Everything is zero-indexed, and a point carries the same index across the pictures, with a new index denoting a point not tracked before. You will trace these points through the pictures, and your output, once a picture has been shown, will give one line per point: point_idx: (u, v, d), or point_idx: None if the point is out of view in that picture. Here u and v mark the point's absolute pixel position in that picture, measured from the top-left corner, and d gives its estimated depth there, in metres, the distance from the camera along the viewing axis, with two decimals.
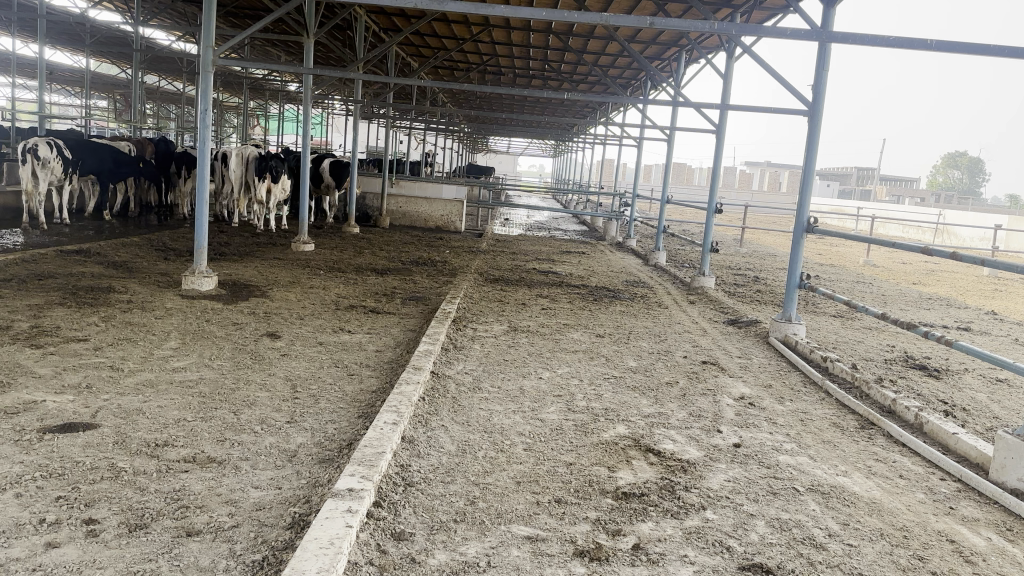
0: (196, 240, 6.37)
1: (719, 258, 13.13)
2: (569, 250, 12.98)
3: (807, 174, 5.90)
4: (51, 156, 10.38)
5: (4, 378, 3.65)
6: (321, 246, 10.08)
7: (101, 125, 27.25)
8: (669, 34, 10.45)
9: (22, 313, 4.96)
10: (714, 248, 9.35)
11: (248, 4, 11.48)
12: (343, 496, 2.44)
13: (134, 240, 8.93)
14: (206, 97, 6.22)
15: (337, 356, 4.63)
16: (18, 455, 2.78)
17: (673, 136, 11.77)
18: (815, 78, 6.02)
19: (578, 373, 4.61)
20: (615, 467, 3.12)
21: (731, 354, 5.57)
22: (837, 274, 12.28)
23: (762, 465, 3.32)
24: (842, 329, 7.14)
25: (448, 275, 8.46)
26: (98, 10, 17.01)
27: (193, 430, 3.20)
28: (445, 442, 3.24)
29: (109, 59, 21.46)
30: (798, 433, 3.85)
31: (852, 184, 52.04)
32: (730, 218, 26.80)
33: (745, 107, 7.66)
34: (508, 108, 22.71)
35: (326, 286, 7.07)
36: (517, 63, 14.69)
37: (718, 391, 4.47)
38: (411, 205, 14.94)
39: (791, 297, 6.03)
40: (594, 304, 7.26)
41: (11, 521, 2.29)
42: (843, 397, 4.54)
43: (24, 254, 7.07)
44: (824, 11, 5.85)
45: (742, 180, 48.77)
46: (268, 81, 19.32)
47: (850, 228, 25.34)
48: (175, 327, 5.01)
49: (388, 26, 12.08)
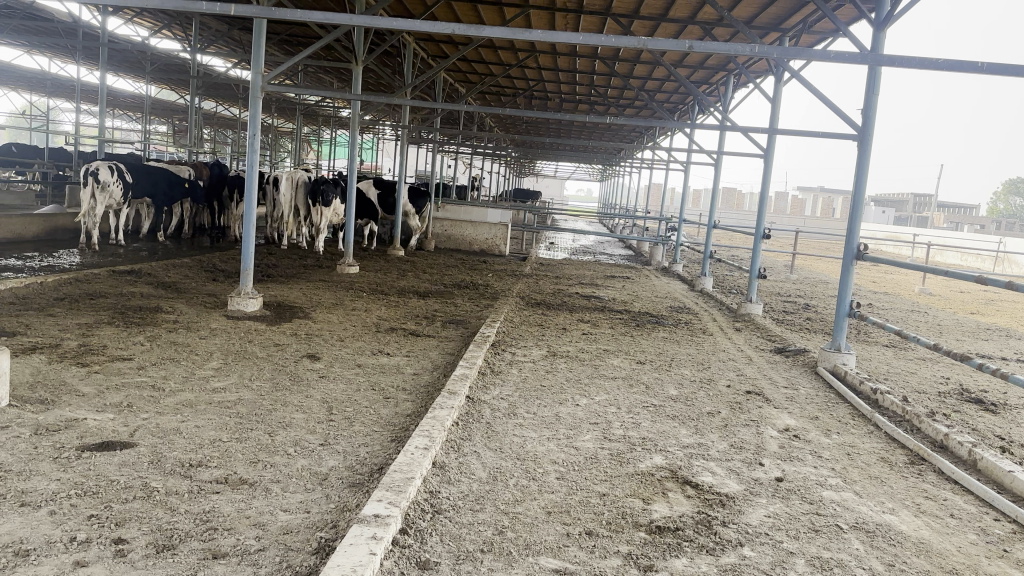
0: (243, 261, 6.46)
1: (768, 285, 12.91)
2: (614, 275, 12.88)
3: (858, 201, 5.74)
4: (111, 180, 10.70)
5: (49, 396, 3.72)
6: (366, 268, 10.18)
7: (160, 149, 28.04)
8: (716, 58, 10.39)
9: (72, 332, 5.07)
10: (761, 274, 9.16)
11: (300, 32, 11.73)
12: (368, 522, 2.41)
13: (185, 261, 9.13)
14: (255, 123, 6.33)
15: (374, 379, 4.64)
16: (55, 472, 2.82)
17: (719, 160, 11.69)
18: (864, 102, 5.89)
19: (617, 401, 4.52)
20: (650, 499, 3.03)
21: (776, 384, 5.43)
22: (891, 303, 11.97)
23: (805, 500, 3.21)
24: (893, 359, 6.92)
25: (490, 298, 8.47)
26: (159, 39, 17.60)
27: (227, 451, 3.22)
28: (476, 468, 3.20)
29: (169, 86, 22.18)
30: (844, 467, 3.71)
31: (908, 210, 50.89)
32: (781, 244, 26.45)
33: (794, 131, 7.53)
34: (555, 131, 22.80)
35: (368, 308, 7.11)
36: (564, 88, 14.78)
37: (763, 422, 4.35)
38: (456, 228, 15.05)
39: (841, 326, 5.86)
40: (636, 330, 7.17)
41: (43, 538, 2.32)
42: (892, 430, 4.38)
43: (79, 273, 7.28)
44: (874, 34, 5.74)
45: (795, 207, 48.06)
46: (320, 106, 19.70)
47: (907, 255, 24.76)
48: (219, 347, 5.09)
49: (435, 53, 12.24)
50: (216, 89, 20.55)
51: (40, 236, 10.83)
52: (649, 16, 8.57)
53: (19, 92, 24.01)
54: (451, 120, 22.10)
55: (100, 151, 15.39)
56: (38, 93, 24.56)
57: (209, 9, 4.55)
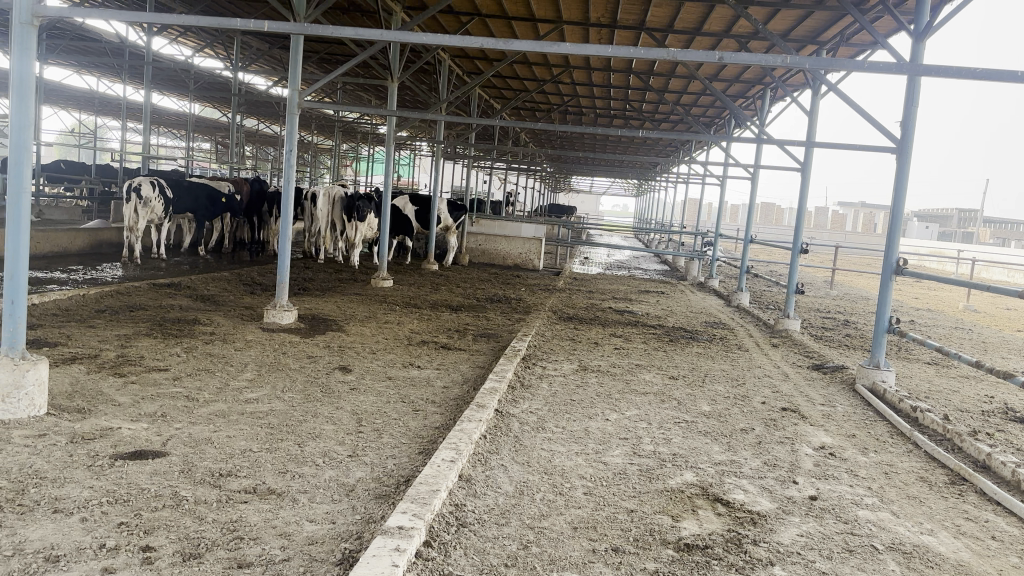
0: (279, 274, 6.53)
1: (806, 300, 12.72)
2: (649, 289, 12.79)
3: (897, 215, 5.63)
4: (153, 195, 10.91)
5: (86, 405, 3.79)
6: (401, 282, 10.25)
7: (203, 166, 28.62)
8: (753, 71, 10.31)
9: (110, 343, 5.17)
10: (800, 289, 9.01)
11: (337, 50, 11.92)
12: (392, 533, 2.41)
13: (224, 274, 9.28)
14: (291, 138, 6.41)
15: (404, 392, 4.65)
16: (89, 480, 2.87)
17: (756, 174, 11.59)
18: (904, 114, 5.80)
19: (648, 416, 4.47)
20: (679, 516, 2.98)
21: (813, 401, 5.31)
22: (934, 319, 11.71)
23: (839, 520, 3.13)
24: (936, 377, 6.75)
25: (522, 312, 8.46)
26: (202, 58, 18.00)
27: (257, 461, 3.24)
28: (503, 482, 3.18)
29: (211, 103, 22.63)
30: (880, 487, 3.62)
31: (952, 225, 49.81)
32: (821, 259, 26.03)
33: (831, 144, 7.43)
34: (591, 146, 22.78)
35: (401, 321, 7.14)
36: (599, 103, 14.79)
37: (797, 439, 4.27)
38: (491, 243, 15.09)
39: (880, 342, 5.74)
40: (670, 345, 7.10)
41: (73, 545, 2.35)
42: (931, 449, 4.26)
43: (120, 286, 7.42)
44: (913, 46, 5.65)
45: (835, 222, 47.25)
46: (358, 123, 19.94)
47: (951, 271, 24.19)
48: (253, 358, 5.15)
49: (470, 68, 12.34)
50: (256, 107, 20.93)
51: (85, 249, 11.09)
52: (684, 29, 8.53)
53: (67, 111, 24.71)
54: (486, 136, 22.22)
55: (144, 168, 15.73)
56: (86, 111, 25.25)
57: (244, 25, 4.59)
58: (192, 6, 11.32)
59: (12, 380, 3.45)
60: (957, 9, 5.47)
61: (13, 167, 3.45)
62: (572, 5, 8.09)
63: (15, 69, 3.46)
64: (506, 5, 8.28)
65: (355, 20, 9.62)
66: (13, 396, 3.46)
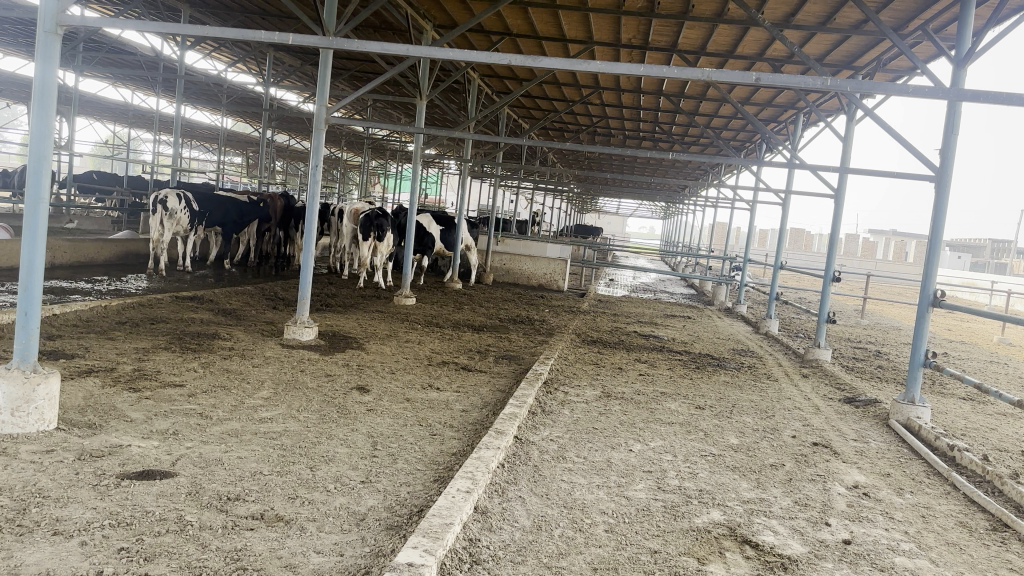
0: (300, 290, 6.41)
1: (837, 330, 12.40)
2: (676, 314, 12.60)
3: (934, 245, 5.42)
4: (178, 208, 10.91)
5: (97, 421, 3.71)
6: (423, 300, 10.15)
7: (233, 179, 28.89)
8: (787, 96, 10.20)
9: (128, 356, 5.12)
10: (831, 318, 8.74)
11: (369, 67, 11.99)
12: (401, 570, 2.28)
13: (246, 288, 9.25)
14: (317, 153, 6.31)
15: (422, 415, 4.53)
16: (92, 500, 2.78)
17: (787, 199, 11.43)
18: (943, 142, 5.61)
19: (672, 448, 4.31)
20: (705, 559, 2.82)
21: (845, 437, 5.10)
22: (968, 353, 11.34)
23: (875, 567, 2.96)
24: (972, 414, 6.49)
25: (545, 334, 8.33)
26: (235, 73, 18.19)
27: (267, 484, 3.13)
28: (520, 515, 3.05)
29: (242, 117, 22.87)
30: (918, 531, 3.42)
31: (986, 255, 48.78)
32: (851, 287, 25.57)
33: (865, 170, 7.27)
34: (620, 166, 22.71)
35: (421, 340, 7.03)
36: (627, 124, 14.74)
37: (830, 478, 4.08)
38: (515, 262, 14.94)
39: (915, 376, 5.52)
40: (696, 373, 6.91)
41: (70, 571, 2.26)
42: (971, 491, 4.04)
43: (142, 297, 7.40)
44: (955, 71, 5.47)
45: (867, 249, 46.31)
46: (387, 139, 20.05)
47: (983, 303, 23.57)
48: (270, 375, 5.07)
49: (501, 87, 12.29)
50: (288, 122, 21.07)
51: (112, 259, 11.15)
52: (717, 52, 8.45)
53: (104, 122, 25.08)
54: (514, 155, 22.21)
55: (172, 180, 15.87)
56: (122, 124, 25.59)
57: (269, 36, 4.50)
58: (227, 20, 11.44)
59: (22, 394, 3.38)
60: (1002, 35, 5.28)
61: (31, 178, 3.41)
62: (602, 25, 8.01)
63: (37, 76, 3.43)
64: (538, 25, 8.26)
65: (385, 37, 9.63)
66: (23, 410, 3.39)
